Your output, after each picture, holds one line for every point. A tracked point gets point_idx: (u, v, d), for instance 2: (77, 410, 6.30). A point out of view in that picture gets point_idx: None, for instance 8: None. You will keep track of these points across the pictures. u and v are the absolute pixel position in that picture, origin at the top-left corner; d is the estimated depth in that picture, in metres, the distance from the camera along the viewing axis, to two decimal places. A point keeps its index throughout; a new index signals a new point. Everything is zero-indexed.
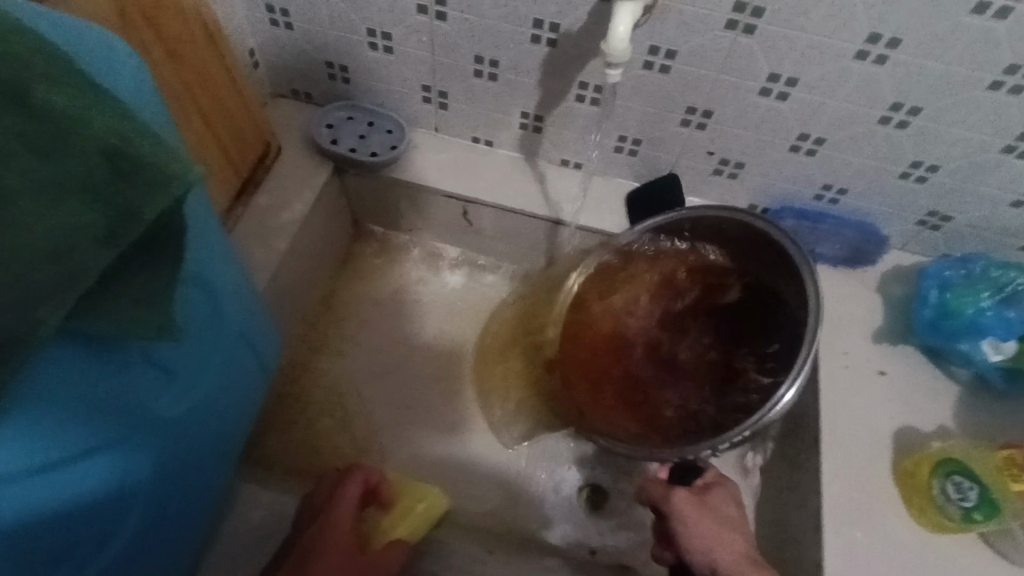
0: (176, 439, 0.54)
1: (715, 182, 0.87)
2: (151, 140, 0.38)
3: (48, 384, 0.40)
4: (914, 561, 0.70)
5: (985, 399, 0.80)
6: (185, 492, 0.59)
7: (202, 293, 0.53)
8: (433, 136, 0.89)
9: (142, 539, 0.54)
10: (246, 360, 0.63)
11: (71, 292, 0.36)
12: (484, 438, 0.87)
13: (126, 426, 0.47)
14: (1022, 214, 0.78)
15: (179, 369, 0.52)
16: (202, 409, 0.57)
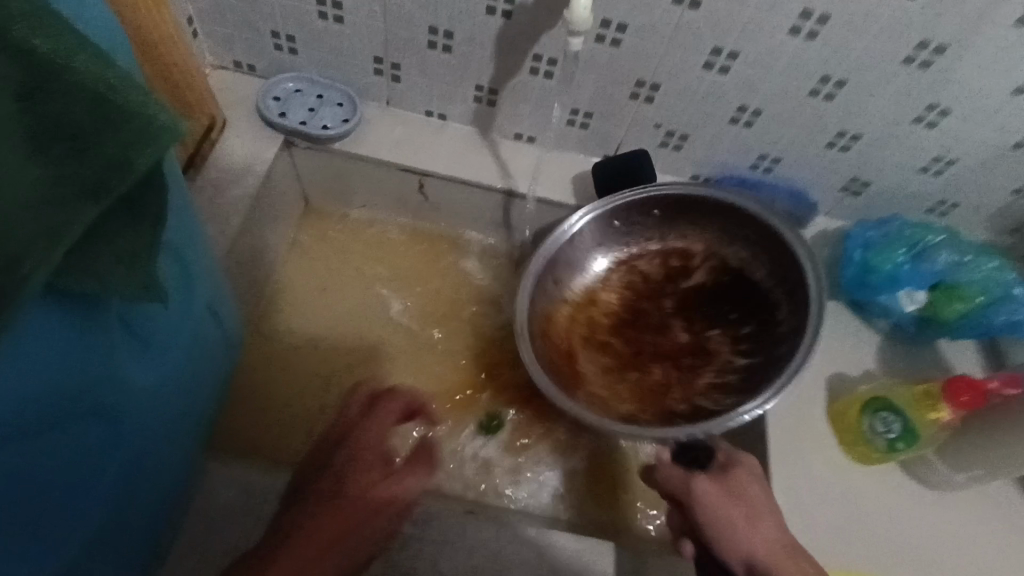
0: (156, 409, 0.51)
1: (661, 154, 0.89)
2: (137, 87, 0.35)
3: (30, 337, 0.36)
4: (850, 496, 0.72)
5: (905, 347, 0.82)
6: (162, 470, 0.54)
7: (176, 261, 0.50)
8: (385, 110, 0.89)
9: (118, 516, 0.50)
10: (213, 336, 0.61)
11: (56, 248, 0.32)
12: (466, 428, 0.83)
13: (96, 400, 0.43)
14: (931, 179, 0.83)
15: (155, 333, 0.48)
16: (178, 375, 0.54)
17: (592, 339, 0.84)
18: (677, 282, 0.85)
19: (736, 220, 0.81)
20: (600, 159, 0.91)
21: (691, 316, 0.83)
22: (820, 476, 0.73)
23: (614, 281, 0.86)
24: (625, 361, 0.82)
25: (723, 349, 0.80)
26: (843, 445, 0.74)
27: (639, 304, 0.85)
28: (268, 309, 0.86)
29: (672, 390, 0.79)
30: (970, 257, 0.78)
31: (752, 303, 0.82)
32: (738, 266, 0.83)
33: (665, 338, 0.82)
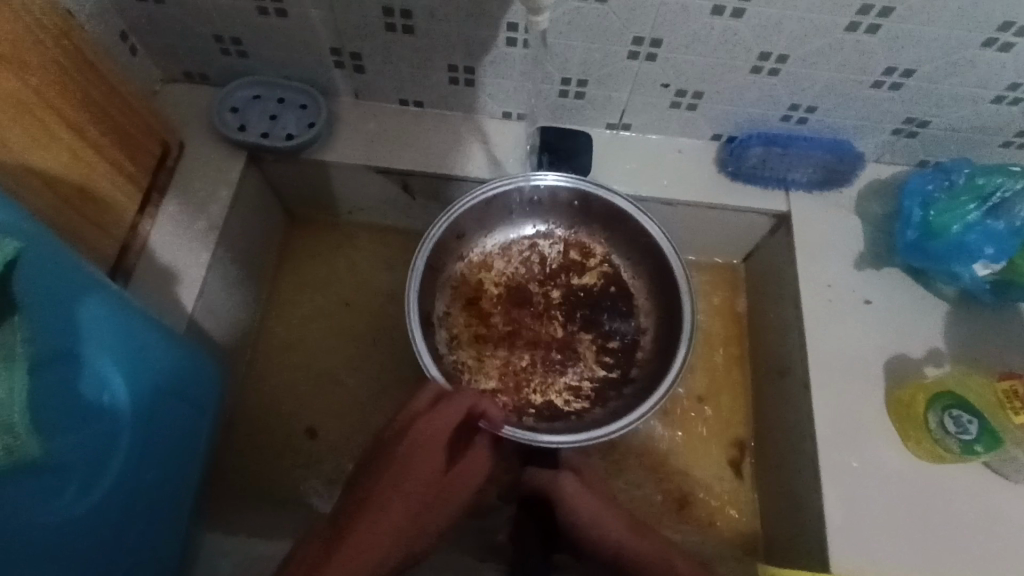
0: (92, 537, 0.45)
1: (673, 116, 0.76)
2: None
3: None
4: (923, 504, 0.62)
5: (977, 315, 0.70)
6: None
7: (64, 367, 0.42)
8: (356, 104, 0.79)
9: None
10: (185, 416, 0.54)
11: None
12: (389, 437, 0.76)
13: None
14: (1007, 111, 0.68)
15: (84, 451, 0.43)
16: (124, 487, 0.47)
17: (483, 308, 0.74)
18: (568, 275, 0.76)
19: (625, 229, 0.73)
20: (602, 129, 0.80)
21: (571, 314, 0.74)
22: (882, 480, 0.63)
23: (510, 262, 0.76)
24: (504, 343, 0.72)
25: (589, 357, 0.72)
26: (907, 442, 0.64)
27: (530, 285, 0.75)
28: (262, 338, 0.81)
29: (534, 378, 0.71)
30: None
31: (631, 325, 0.74)
32: (629, 278, 0.75)
33: (539, 325, 0.73)
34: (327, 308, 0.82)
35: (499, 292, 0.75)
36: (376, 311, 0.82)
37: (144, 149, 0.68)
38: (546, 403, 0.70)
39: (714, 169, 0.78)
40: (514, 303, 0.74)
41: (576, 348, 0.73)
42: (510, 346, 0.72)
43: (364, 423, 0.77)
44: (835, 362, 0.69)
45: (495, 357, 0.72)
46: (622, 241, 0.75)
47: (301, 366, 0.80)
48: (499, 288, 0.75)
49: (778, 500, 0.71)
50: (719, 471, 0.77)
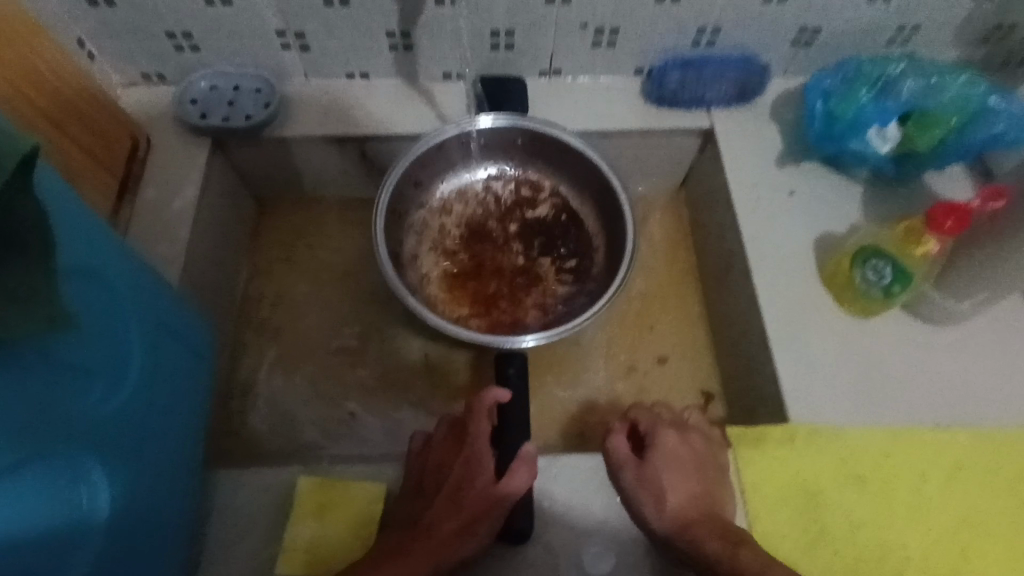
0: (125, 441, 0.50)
1: (597, 56, 0.84)
2: None
3: None
4: (861, 350, 0.70)
5: (884, 190, 0.79)
6: (160, 486, 0.54)
7: (88, 284, 0.47)
8: (306, 85, 0.85)
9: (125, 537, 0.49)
10: (186, 353, 0.61)
11: None
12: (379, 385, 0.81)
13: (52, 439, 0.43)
14: (885, 10, 0.77)
15: (113, 362, 0.49)
16: (143, 401, 0.52)
17: (448, 248, 0.83)
18: (522, 209, 0.85)
19: (567, 160, 0.83)
20: (536, 78, 0.87)
21: (529, 242, 0.83)
22: (822, 337, 0.70)
23: (468, 206, 0.85)
24: (473, 274, 0.81)
25: (550, 276, 0.81)
26: (838, 301, 0.72)
27: (488, 223, 0.84)
28: (247, 311, 0.85)
29: (503, 301, 0.79)
30: (937, 78, 0.74)
31: (585, 244, 0.83)
32: (577, 204, 0.85)
33: (501, 255, 0.82)
34: (304, 277, 0.88)
35: (461, 233, 0.84)
36: (351, 274, 0.88)
37: (115, 140, 0.73)
38: (517, 320, 0.79)
39: (640, 100, 0.85)
40: (476, 241, 0.83)
41: (538, 270, 0.81)
42: (478, 276, 0.81)
43: (351, 372, 0.82)
44: (770, 246, 0.76)
45: (466, 287, 0.81)
46: (567, 170, 0.84)
47: (287, 332, 0.84)
48: (461, 229, 0.84)
49: (739, 379, 0.78)
50: (687, 366, 0.84)
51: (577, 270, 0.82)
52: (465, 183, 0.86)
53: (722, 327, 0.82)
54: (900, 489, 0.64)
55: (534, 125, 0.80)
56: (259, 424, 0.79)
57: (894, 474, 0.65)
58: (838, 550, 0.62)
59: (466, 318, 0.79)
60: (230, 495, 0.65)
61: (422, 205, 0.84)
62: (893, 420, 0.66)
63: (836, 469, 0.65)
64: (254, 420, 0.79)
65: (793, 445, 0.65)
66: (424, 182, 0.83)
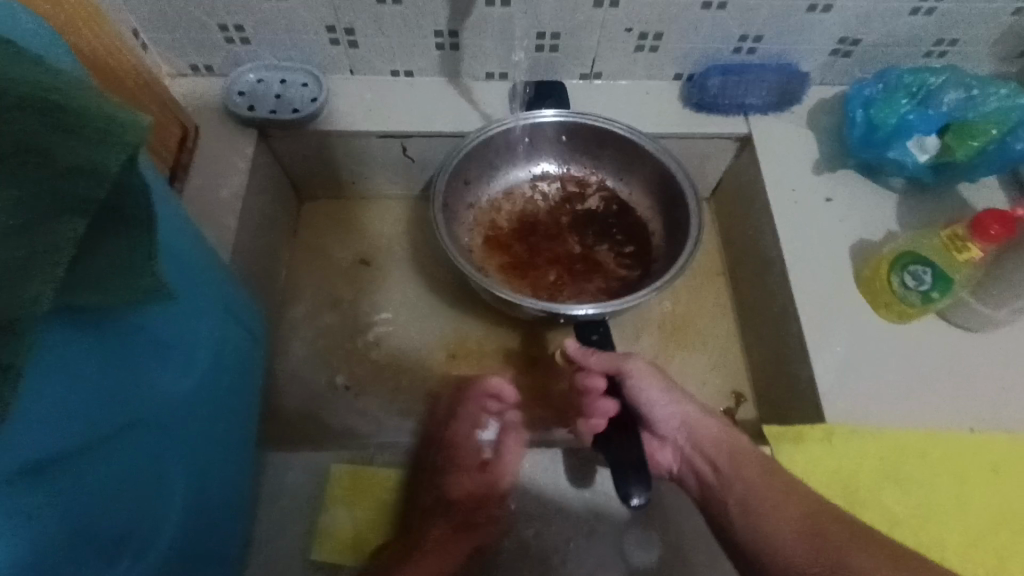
0: (196, 420, 0.51)
1: (639, 60, 0.85)
2: (86, 93, 0.35)
3: (51, 370, 0.38)
4: (897, 353, 0.71)
5: (922, 198, 0.80)
6: (222, 466, 0.55)
7: (172, 261, 0.50)
8: (351, 80, 0.87)
9: (194, 513, 0.51)
10: (245, 333, 0.63)
11: (59, 266, 0.32)
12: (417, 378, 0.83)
13: (136, 413, 0.45)
14: (926, 22, 0.78)
15: (184, 341, 0.50)
16: (213, 382, 0.54)
17: (500, 243, 0.84)
18: (572, 203, 0.86)
19: (616, 150, 0.84)
20: (578, 80, 0.88)
21: (581, 233, 0.84)
22: (861, 339, 0.71)
23: (516, 202, 0.87)
24: (528, 267, 0.82)
25: (608, 263, 0.82)
26: (875, 307, 0.73)
27: (537, 219, 0.86)
28: (286, 302, 0.87)
29: (563, 289, 0.80)
30: (978, 90, 0.75)
31: (641, 231, 0.84)
32: (629, 194, 0.86)
33: (555, 247, 0.83)
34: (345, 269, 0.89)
35: (512, 229, 0.85)
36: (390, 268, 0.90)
37: (167, 129, 0.75)
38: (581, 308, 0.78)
39: (680, 104, 0.87)
40: (527, 235, 0.85)
41: (594, 257, 0.82)
42: (533, 268, 0.82)
43: (388, 364, 0.83)
44: (807, 251, 0.77)
45: (522, 279, 0.81)
46: (618, 160, 0.85)
47: (326, 322, 0.86)
48: (510, 225, 0.86)
49: (774, 380, 0.79)
50: (720, 367, 0.85)
51: (633, 257, 0.82)
52: (513, 182, 0.87)
53: (757, 330, 0.83)
54: (933, 489, 0.65)
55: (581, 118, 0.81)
56: (299, 412, 0.80)
57: (931, 477, 0.66)
58: None
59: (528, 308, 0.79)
60: (279, 478, 0.66)
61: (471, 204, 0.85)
62: (930, 424, 0.67)
63: (873, 467, 0.66)
64: (293, 409, 0.80)
65: (832, 444, 0.66)
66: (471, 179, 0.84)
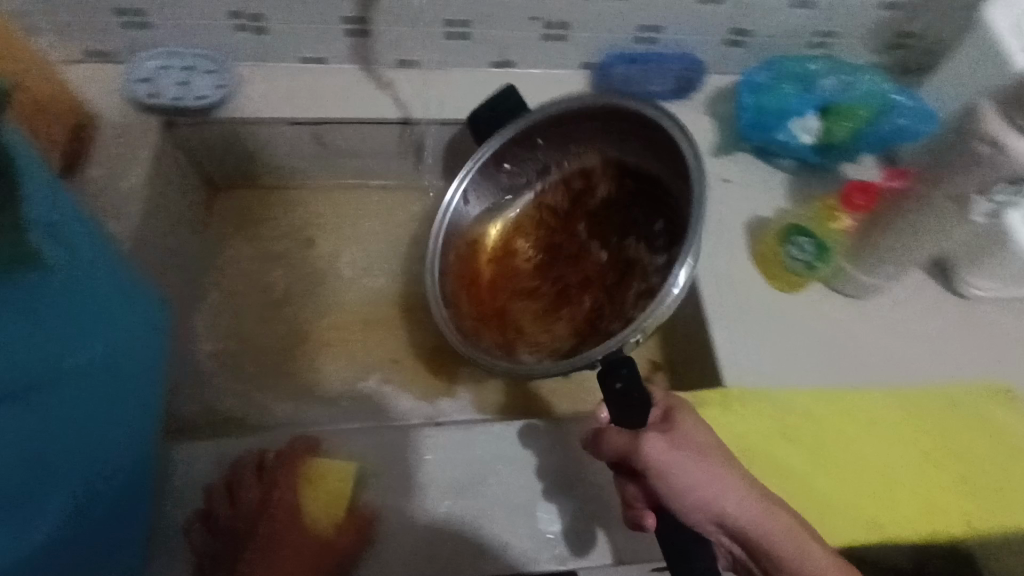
0: (87, 393, 0.54)
1: (548, 49, 0.88)
2: None
3: None
4: (786, 320, 0.76)
5: (810, 178, 0.86)
6: (114, 440, 0.57)
7: (72, 237, 0.54)
8: (260, 68, 0.85)
9: (81, 483, 0.53)
10: (140, 323, 0.62)
11: None
12: (336, 364, 0.84)
13: (36, 375, 0.48)
14: (808, 14, 0.84)
15: (71, 319, 0.52)
16: (115, 354, 0.57)
17: (521, 289, 0.80)
18: (586, 202, 0.82)
19: (589, 128, 0.77)
20: (491, 68, 0.90)
21: (596, 239, 0.81)
22: (755, 308, 0.76)
23: (530, 234, 0.83)
24: (561, 299, 0.79)
25: (642, 255, 0.76)
26: (768, 277, 0.78)
27: (555, 244, 0.82)
28: (202, 297, 0.88)
29: (605, 312, 0.75)
30: (852, 77, 0.82)
31: (661, 198, 0.76)
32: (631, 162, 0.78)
33: (582, 265, 0.80)
34: (260, 262, 0.90)
35: (534, 263, 0.82)
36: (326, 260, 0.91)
37: (59, 116, 0.72)
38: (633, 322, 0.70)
39: (588, 91, 0.90)
40: (550, 264, 0.81)
41: (625, 259, 0.77)
42: (569, 299, 0.78)
43: (305, 352, 0.85)
44: (706, 230, 0.81)
45: (562, 316, 0.77)
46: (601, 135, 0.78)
47: (246, 315, 0.87)
48: (539, 258, 0.82)
49: (679, 350, 0.84)
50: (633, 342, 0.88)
51: (653, 238, 0.76)
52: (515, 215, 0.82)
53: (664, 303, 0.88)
54: (825, 443, 0.71)
55: (538, 116, 0.74)
56: (216, 405, 0.81)
57: (819, 433, 0.71)
58: None
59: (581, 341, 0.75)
60: (186, 471, 0.68)
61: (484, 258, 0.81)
62: (816, 383, 0.73)
63: (767, 425, 0.70)
64: (209, 402, 0.81)
65: (729, 406, 0.71)
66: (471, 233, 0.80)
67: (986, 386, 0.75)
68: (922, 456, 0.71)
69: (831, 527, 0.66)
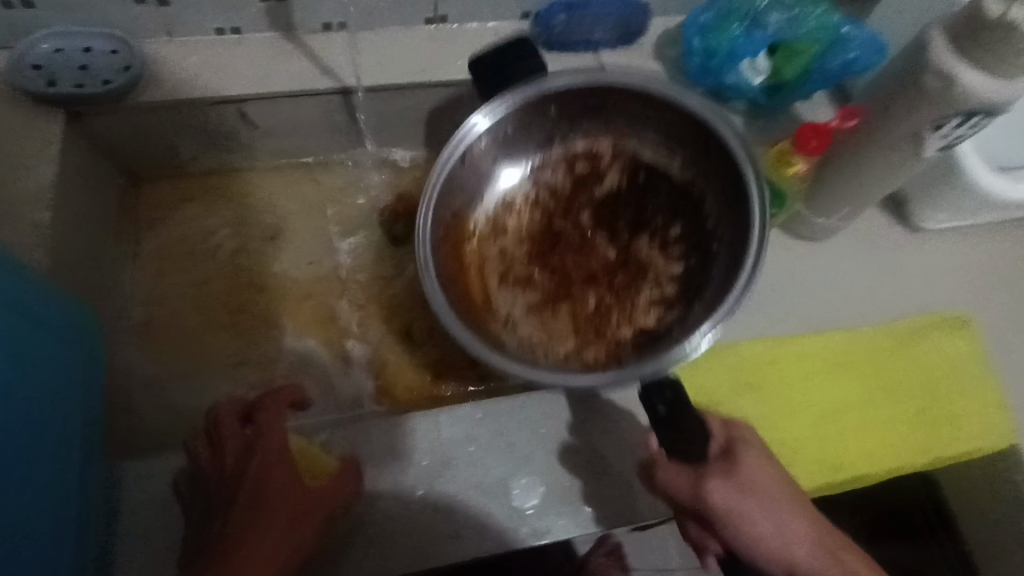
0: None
1: (483, 2, 0.82)
2: None
3: None
4: None
5: (762, 121, 0.84)
6: (30, 463, 0.53)
7: None
8: (170, 44, 0.78)
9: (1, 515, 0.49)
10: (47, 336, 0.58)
11: None
12: (292, 356, 0.82)
13: None
14: None
15: None
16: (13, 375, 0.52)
17: (517, 275, 0.73)
18: (589, 187, 0.76)
19: (614, 107, 0.71)
20: (424, 26, 0.83)
21: (615, 226, 0.73)
22: None
23: (522, 212, 0.75)
24: (575, 287, 0.71)
25: (654, 258, 0.71)
26: None
27: (554, 223, 0.75)
28: (137, 297, 0.83)
29: (612, 313, 0.69)
30: (798, 9, 0.77)
31: (665, 190, 0.74)
32: (649, 156, 0.74)
33: (592, 255, 0.72)
34: (193, 256, 0.86)
35: (524, 249, 0.74)
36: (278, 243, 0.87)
37: None
38: (669, 322, 0.67)
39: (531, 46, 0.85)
40: (548, 249, 0.73)
41: (634, 257, 0.72)
42: (569, 293, 0.71)
43: (253, 347, 0.82)
44: None
45: (560, 312, 0.70)
46: (616, 120, 0.73)
47: (188, 313, 0.83)
48: (522, 246, 0.74)
49: None
50: None
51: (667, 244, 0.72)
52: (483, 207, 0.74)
53: None
54: (789, 391, 0.71)
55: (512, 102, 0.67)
56: (169, 411, 0.78)
57: (780, 380, 0.71)
58: None
59: (612, 358, 0.66)
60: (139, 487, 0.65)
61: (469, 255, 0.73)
62: (776, 331, 0.73)
63: (732, 378, 0.71)
64: (161, 408, 0.79)
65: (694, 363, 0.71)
66: (459, 208, 0.72)
67: (940, 315, 0.76)
68: (882, 393, 0.72)
69: (797, 474, 0.68)
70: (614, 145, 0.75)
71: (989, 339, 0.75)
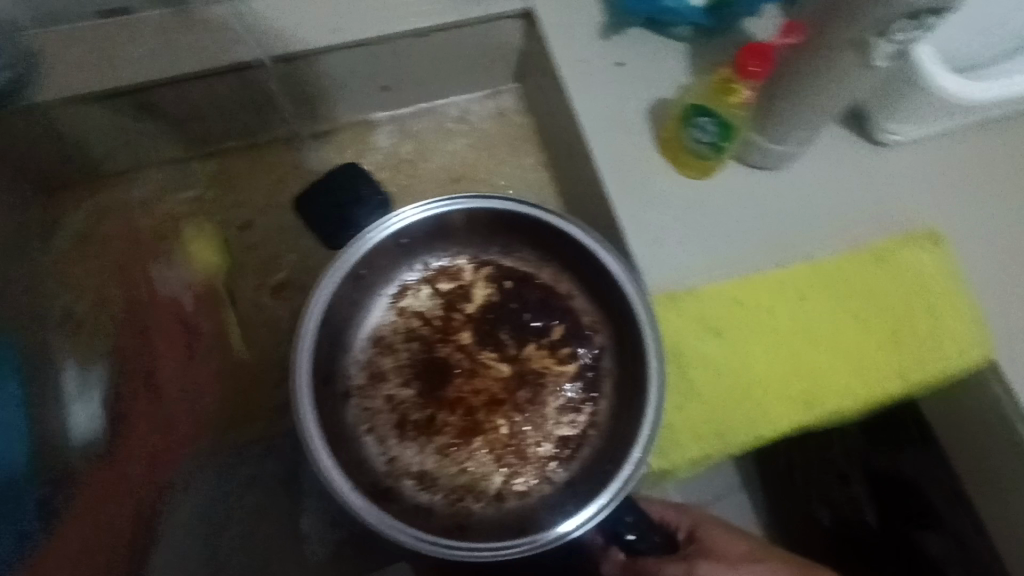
0: None
1: None
2: None
3: None
4: (700, 208, 0.71)
5: (707, 44, 0.78)
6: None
7: None
8: (53, 34, 0.71)
9: None
10: None
11: None
12: (245, 356, 0.79)
13: None
14: None
15: None
16: None
17: (416, 421, 0.66)
18: (460, 306, 0.70)
19: (467, 225, 0.68)
20: None
21: (499, 341, 0.68)
22: (670, 206, 0.71)
23: (399, 350, 0.69)
24: (480, 414, 0.66)
25: (549, 366, 0.68)
26: (678, 167, 0.72)
27: (435, 352, 0.68)
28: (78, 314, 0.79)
29: (524, 432, 0.66)
30: None
31: (545, 295, 0.71)
32: (512, 264, 0.71)
33: (485, 378, 0.67)
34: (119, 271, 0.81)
35: (412, 390, 0.67)
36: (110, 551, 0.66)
37: None
38: (584, 426, 0.66)
39: None
40: (435, 386, 0.67)
41: (526, 370, 0.68)
42: (478, 424, 0.66)
43: None
44: (604, 126, 0.74)
45: (476, 446, 0.65)
46: (471, 241, 0.70)
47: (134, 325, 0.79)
48: (411, 384, 0.68)
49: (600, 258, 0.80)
50: None
51: (557, 347, 0.69)
52: (360, 351, 0.69)
53: (577, 208, 0.83)
54: (762, 347, 0.68)
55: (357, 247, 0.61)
56: None
57: (745, 334, 0.68)
58: (708, 402, 0.65)
59: (542, 482, 0.64)
60: None
61: (358, 412, 0.67)
62: (739, 272, 0.69)
63: (697, 326, 0.67)
64: None
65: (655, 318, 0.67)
66: (333, 332, 0.66)
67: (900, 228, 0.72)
68: (860, 330, 0.69)
69: (780, 422, 0.65)
70: (474, 252, 0.71)
71: (955, 243, 0.72)
